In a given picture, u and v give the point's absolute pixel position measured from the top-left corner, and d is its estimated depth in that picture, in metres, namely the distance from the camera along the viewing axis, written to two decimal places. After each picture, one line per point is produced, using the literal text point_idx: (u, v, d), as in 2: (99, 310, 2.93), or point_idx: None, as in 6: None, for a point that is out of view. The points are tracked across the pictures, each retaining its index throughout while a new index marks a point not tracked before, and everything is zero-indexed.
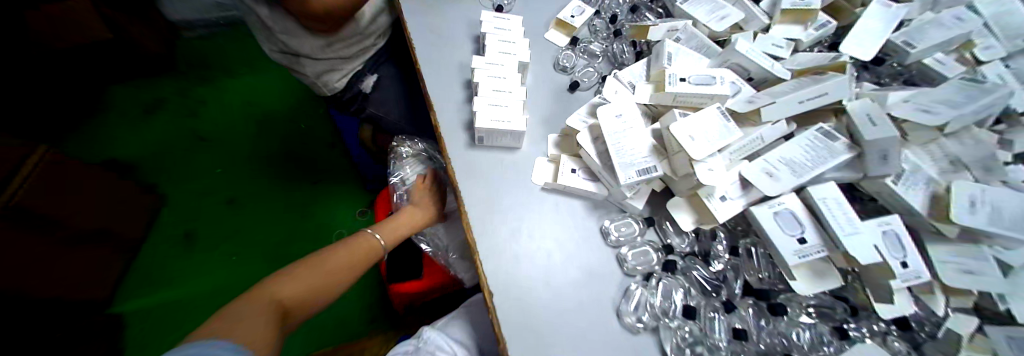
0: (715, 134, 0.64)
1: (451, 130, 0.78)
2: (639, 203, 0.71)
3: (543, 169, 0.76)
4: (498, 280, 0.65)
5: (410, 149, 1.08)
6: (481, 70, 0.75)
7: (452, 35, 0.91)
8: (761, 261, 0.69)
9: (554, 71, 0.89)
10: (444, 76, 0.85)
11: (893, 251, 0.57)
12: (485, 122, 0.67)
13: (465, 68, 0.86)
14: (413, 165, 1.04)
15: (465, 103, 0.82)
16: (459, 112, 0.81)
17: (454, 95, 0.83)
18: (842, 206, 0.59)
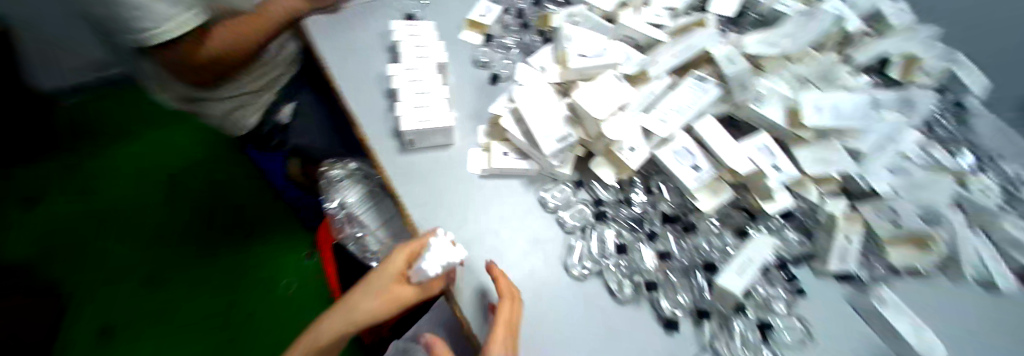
0: (612, 95, 0.74)
1: (379, 139, 0.83)
2: (569, 169, 0.81)
3: (477, 159, 0.83)
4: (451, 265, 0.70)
5: (343, 170, 1.05)
6: (399, 77, 0.80)
7: (369, 51, 0.97)
8: (671, 193, 0.83)
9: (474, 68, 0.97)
10: (364, 88, 0.90)
11: (769, 160, 0.70)
12: (410, 124, 0.71)
13: (384, 78, 0.92)
14: (351, 187, 1.01)
15: (389, 110, 0.88)
16: (384, 120, 0.86)
17: (377, 104, 0.88)
18: (720, 134, 0.73)
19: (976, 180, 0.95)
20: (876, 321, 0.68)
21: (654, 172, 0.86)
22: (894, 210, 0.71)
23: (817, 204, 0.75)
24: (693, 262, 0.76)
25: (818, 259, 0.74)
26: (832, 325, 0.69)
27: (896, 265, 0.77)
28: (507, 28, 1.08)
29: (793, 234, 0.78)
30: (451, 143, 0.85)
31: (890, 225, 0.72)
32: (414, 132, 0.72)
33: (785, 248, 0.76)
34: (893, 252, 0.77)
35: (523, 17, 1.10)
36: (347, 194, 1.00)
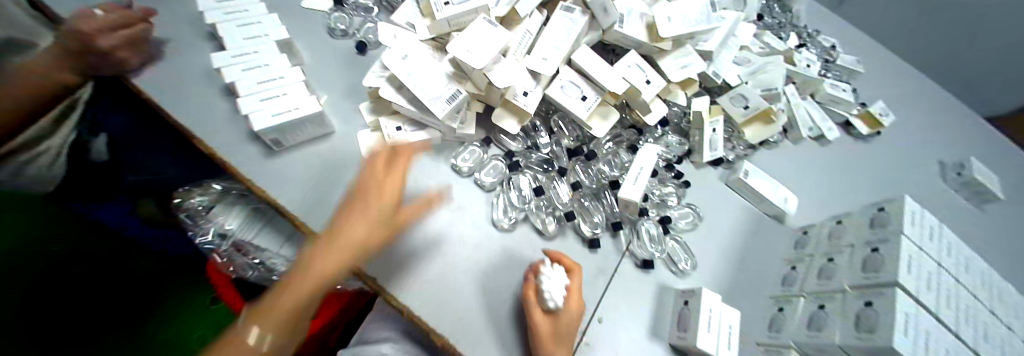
0: (489, 42, 0.71)
1: (235, 148, 0.74)
2: (472, 128, 0.80)
3: (367, 140, 0.77)
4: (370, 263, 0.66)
5: (204, 194, 0.93)
6: (231, 67, 0.73)
7: (192, 50, 0.84)
8: (570, 128, 0.92)
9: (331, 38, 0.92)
10: (195, 94, 0.78)
11: (637, 76, 0.81)
12: (260, 123, 0.65)
13: (216, 74, 0.82)
14: (225, 209, 0.90)
15: (235, 113, 0.78)
16: (235, 126, 0.76)
17: (217, 109, 0.77)
18: (596, 61, 0.79)
19: (800, 56, 1.15)
20: (743, 188, 0.96)
21: (553, 113, 0.92)
22: (741, 94, 0.98)
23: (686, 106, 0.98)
24: (600, 183, 0.88)
25: (696, 153, 0.98)
26: (710, 204, 0.94)
27: (751, 143, 1.02)
28: None
29: (673, 137, 1.02)
30: (332, 132, 0.79)
31: (742, 109, 0.98)
32: (268, 131, 0.66)
33: (667, 151, 0.99)
34: (749, 129, 1.02)
35: None
36: (222, 219, 0.90)
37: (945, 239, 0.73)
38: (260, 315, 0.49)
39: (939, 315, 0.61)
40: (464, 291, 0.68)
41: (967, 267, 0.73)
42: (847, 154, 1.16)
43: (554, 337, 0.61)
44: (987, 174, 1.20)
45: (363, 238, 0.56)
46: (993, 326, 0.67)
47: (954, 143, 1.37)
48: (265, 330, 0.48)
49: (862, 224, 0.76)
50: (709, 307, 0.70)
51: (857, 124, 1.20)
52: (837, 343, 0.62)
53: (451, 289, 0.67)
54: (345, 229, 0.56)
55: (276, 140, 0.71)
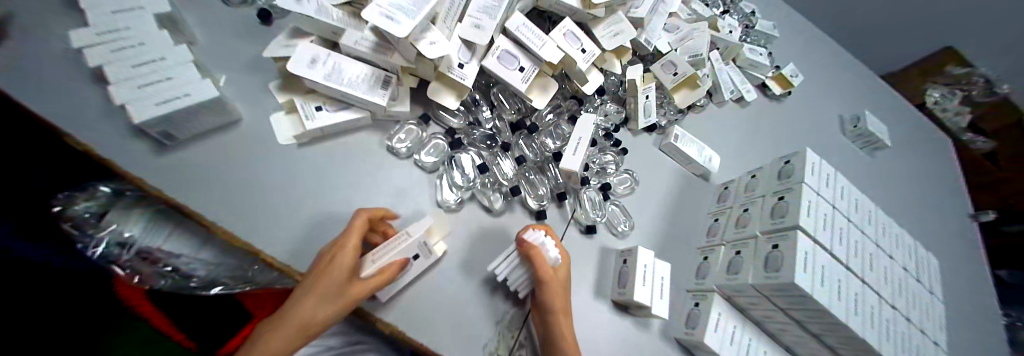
0: (416, 7, 0.65)
1: (113, 146, 0.64)
2: (405, 105, 0.76)
3: (282, 126, 0.73)
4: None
5: (87, 200, 0.68)
6: (94, 49, 0.64)
7: (42, 31, 0.70)
8: (509, 100, 0.90)
9: (228, 6, 0.84)
10: (50, 84, 0.66)
11: (573, 44, 0.80)
12: (140, 113, 0.59)
13: (77, 57, 0.69)
14: (120, 217, 0.69)
15: (108, 104, 0.67)
16: (111, 119, 0.66)
17: (83, 101, 0.66)
18: (531, 30, 0.77)
19: (722, 22, 1.22)
20: (673, 152, 1.03)
21: (491, 87, 0.90)
22: (671, 60, 1.04)
23: (623, 75, 1.02)
24: (544, 156, 0.89)
25: (631, 121, 1.03)
26: (645, 169, 1.00)
27: (679, 107, 1.09)
28: None
29: (611, 105, 1.05)
30: (238, 119, 0.72)
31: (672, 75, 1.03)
32: (151, 122, 0.60)
33: (606, 120, 1.02)
34: (678, 95, 1.08)
35: None
36: (119, 227, 0.68)
37: (840, 183, 0.81)
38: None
39: (832, 250, 0.70)
40: (432, 292, 0.67)
41: (859, 208, 0.81)
42: (763, 114, 1.28)
43: (560, 288, 0.65)
44: (874, 125, 1.39)
45: (327, 315, 0.51)
46: (878, 259, 0.76)
47: (851, 99, 1.57)
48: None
49: (772, 177, 0.85)
50: (645, 262, 0.77)
51: (772, 85, 1.32)
52: (751, 283, 0.70)
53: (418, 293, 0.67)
54: (321, 285, 0.51)
55: (166, 132, 0.64)
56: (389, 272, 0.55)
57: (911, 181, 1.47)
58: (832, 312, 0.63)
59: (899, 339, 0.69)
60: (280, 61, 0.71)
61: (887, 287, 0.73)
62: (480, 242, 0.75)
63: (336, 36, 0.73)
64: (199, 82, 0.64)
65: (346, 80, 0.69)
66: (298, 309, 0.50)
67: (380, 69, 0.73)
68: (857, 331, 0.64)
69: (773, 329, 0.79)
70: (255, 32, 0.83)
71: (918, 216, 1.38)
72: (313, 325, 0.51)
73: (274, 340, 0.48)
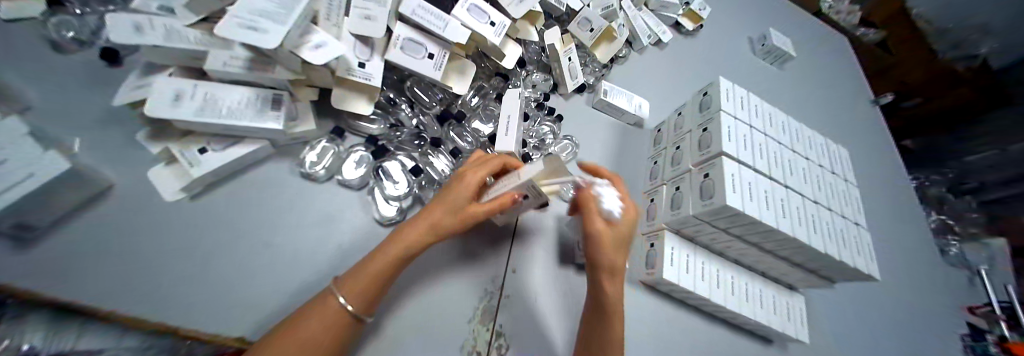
0: (286, 7, 0.57)
1: None
2: (308, 123, 0.69)
3: (164, 180, 0.64)
4: (410, 286, 0.67)
5: None
6: None
7: None
8: (427, 90, 0.83)
9: (63, 54, 0.71)
10: None
11: (480, 19, 0.75)
12: None
13: None
14: None
15: None
16: None
17: None
18: (430, 11, 0.71)
19: None
20: (607, 107, 1.04)
21: (405, 82, 0.81)
22: (586, 16, 1.02)
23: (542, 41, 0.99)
24: (480, 141, 0.85)
25: (560, 86, 1.02)
26: (583, 131, 1.01)
27: (602, 63, 1.09)
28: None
29: (537, 75, 1.02)
30: (108, 186, 0.62)
31: (589, 32, 1.02)
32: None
33: (534, 89, 1.00)
34: (599, 51, 1.08)
35: None
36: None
37: (754, 103, 0.86)
38: (351, 281, 0.51)
39: (755, 166, 0.74)
40: (441, 308, 0.67)
41: (774, 122, 0.87)
42: (681, 53, 1.33)
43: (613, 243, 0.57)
44: (779, 40, 1.50)
45: (451, 227, 0.55)
46: (798, 165, 0.82)
47: (756, 21, 1.67)
48: (353, 297, 0.50)
49: (695, 110, 0.89)
50: None
51: (684, 23, 1.37)
52: (691, 214, 0.74)
53: (419, 316, 0.65)
54: (445, 204, 0.56)
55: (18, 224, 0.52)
56: (501, 201, 0.54)
57: (818, 85, 1.62)
58: (763, 221, 0.67)
59: (827, 230, 0.75)
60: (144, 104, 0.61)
61: (808, 187, 0.80)
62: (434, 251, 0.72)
63: (199, 61, 0.63)
64: (43, 157, 0.51)
65: (226, 110, 0.60)
66: (425, 216, 0.55)
67: (266, 89, 0.64)
68: (788, 233, 0.69)
69: (721, 249, 0.84)
70: (106, 82, 0.71)
71: (827, 114, 1.54)
72: (428, 239, 0.55)
73: (412, 235, 0.54)
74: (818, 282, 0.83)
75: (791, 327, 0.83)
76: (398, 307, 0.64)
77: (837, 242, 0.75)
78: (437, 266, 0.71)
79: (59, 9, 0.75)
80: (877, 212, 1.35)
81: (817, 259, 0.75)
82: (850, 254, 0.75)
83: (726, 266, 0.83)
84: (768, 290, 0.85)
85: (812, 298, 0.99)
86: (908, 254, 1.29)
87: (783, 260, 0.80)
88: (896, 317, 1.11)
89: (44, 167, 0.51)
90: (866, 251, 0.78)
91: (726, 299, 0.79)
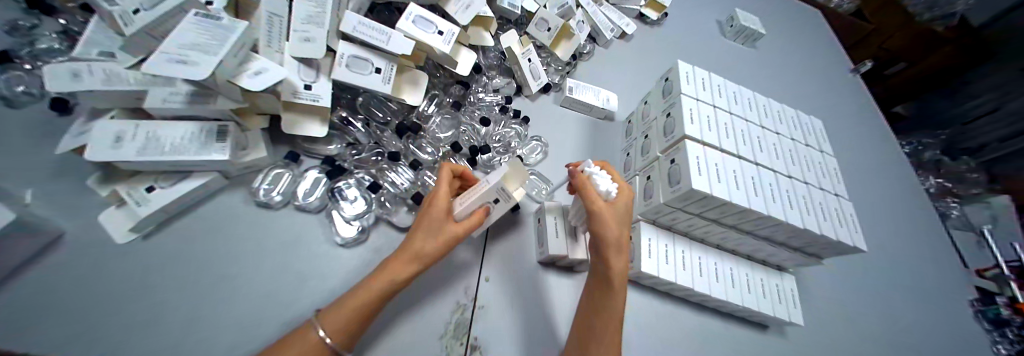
0: (220, 38, 0.57)
1: None
2: (260, 151, 0.68)
3: (116, 223, 0.62)
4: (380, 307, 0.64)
5: None
6: None
7: None
8: (382, 106, 0.82)
9: (13, 108, 0.68)
10: None
11: (428, 28, 0.75)
12: None
13: None
14: None
15: None
16: None
17: None
18: (373, 26, 0.71)
19: None
20: (574, 104, 1.03)
21: (359, 99, 0.80)
22: (542, 17, 1.02)
23: (500, 46, 1.00)
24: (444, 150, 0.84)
25: (524, 88, 1.01)
26: (551, 129, 0.99)
27: (565, 61, 1.07)
28: (36, 32, 0.78)
29: (499, 79, 1.01)
30: (59, 235, 0.59)
31: (547, 32, 1.02)
32: None
33: (497, 93, 0.98)
34: (559, 51, 1.06)
35: (41, 18, 0.80)
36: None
37: (716, 83, 0.85)
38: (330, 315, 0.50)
39: (721, 146, 0.73)
40: (410, 322, 0.65)
41: (738, 99, 0.85)
42: (647, 43, 1.33)
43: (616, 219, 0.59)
44: (747, 20, 1.49)
45: (433, 249, 0.54)
46: (767, 140, 0.80)
47: (723, 3, 1.67)
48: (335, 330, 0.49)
49: (659, 97, 0.87)
50: None
51: (648, 13, 1.37)
52: (662, 202, 0.72)
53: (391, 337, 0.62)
54: (424, 226, 0.55)
55: None
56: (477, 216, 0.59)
57: (793, 60, 1.61)
58: (733, 201, 0.65)
59: (804, 204, 0.72)
60: (86, 148, 0.61)
61: (780, 162, 0.78)
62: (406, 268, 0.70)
63: (143, 101, 0.62)
64: None
65: (169, 146, 0.59)
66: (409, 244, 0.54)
67: (211, 121, 0.64)
68: (761, 211, 0.66)
69: (702, 236, 0.81)
70: (56, 127, 0.69)
71: (806, 88, 1.52)
72: (410, 269, 0.53)
73: (393, 265, 0.53)
74: (805, 261, 0.80)
75: (781, 310, 0.80)
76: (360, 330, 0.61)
77: (816, 215, 0.72)
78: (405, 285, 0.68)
79: (11, 64, 0.71)
80: (866, 181, 1.32)
81: (799, 236, 0.72)
82: (830, 227, 0.72)
83: (709, 252, 0.81)
84: (755, 273, 0.82)
85: (803, 276, 0.96)
86: (904, 221, 1.26)
87: (764, 240, 0.77)
88: (897, 288, 1.07)
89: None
90: (848, 221, 0.76)
91: (711, 288, 0.76)
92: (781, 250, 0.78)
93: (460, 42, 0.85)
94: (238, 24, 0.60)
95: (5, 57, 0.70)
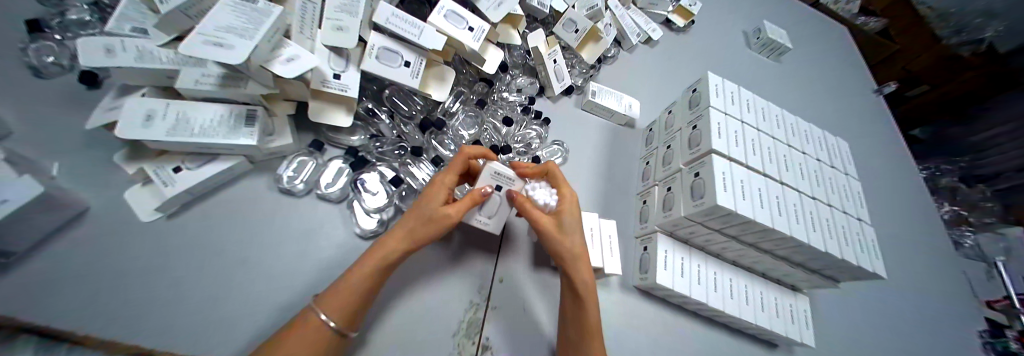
0: (255, 23, 0.56)
1: None
2: (285, 137, 0.69)
3: (142, 200, 0.62)
4: (394, 299, 0.64)
5: None
6: None
7: None
8: (407, 100, 0.82)
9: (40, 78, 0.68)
10: None
11: (458, 25, 0.75)
12: None
13: None
14: None
15: None
16: None
17: None
18: (404, 19, 0.70)
19: None
20: (595, 109, 1.02)
21: (384, 92, 0.80)
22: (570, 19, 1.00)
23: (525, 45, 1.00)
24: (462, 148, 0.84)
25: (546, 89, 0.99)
26: (571, 134, 0.98)
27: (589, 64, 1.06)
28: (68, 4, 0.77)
29: (522, 79, 1.00)
30: (86, 208, 0.59)
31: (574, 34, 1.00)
32: None
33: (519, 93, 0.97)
34: (584, 54, 1.05)
35: None
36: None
37: (746, 98, 0.83)
38: (332, 296, 0.50)
39: (748, 163, 0.71)
40: (421, 317, 0.64)
41: (766, 116, 0.83)
42: (673, 51, 1.31)
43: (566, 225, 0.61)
44: (775, 33, 1.46)
45: (427, 233, 0.55)
46: (794, 159, 0.79)
47: (750, 13, 1.65)
48: (336, 311, 0.49)
49: (684, 107, 0.86)
50: (610, 233, 0.79)
51: (675, 19, 1.35)
52: (682, 215, 0.71)
53: (402, 331, 0.62)
54: (422, 210, 0.56)
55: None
56: (471, 198, 0.57)
57: (818, 76, 1.59)
58: (758, 221, 0.64)
59: (826, 227, 0.72)
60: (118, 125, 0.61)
61: (805, 182, 0.76)
62: (422, 266, 0.69)
63: (173, 81, 0.62)
64: (17, 182, 0.48)
65: (198, 128, 0.59)
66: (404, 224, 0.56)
67: (240, 105, 0.63)
68: (785, 232, 0.65)
69: (719, 251, 0.81)
70: (85, 100, 0.69)
71: (828, 106, 1.50)
72: (405, 247, 0.54)
73: (388, 243, 0.54)
74: (822, 284, 0.79)
75: (794, 330, 0.80)
76: (375, 321, 0.61)
77: (838, 239, 0.71)
78: (420, 281, 0.67)
79: (42, 35, 0.72)
80: (883, 205, 1.30)
81: (819, 258, 0.71)
82: (853, 253, 0.71)
83: (725, 268, 0.80)
84: (769, 292, 0.82)
85: (816, 298, 0.95)
86: (919, 248, 1.24)
87: (781, 260, 0.77)
88: (906, 315, 1.07)
89: (24, 188, 0.48)
90: (869, 247, 0.74)
91: (724, 303, 0.76)
92: (797, 270, 0.77)
93: (489, 40, 0.84)
94: (272, 9, 0.59)
95: (36, 28, 0.70)
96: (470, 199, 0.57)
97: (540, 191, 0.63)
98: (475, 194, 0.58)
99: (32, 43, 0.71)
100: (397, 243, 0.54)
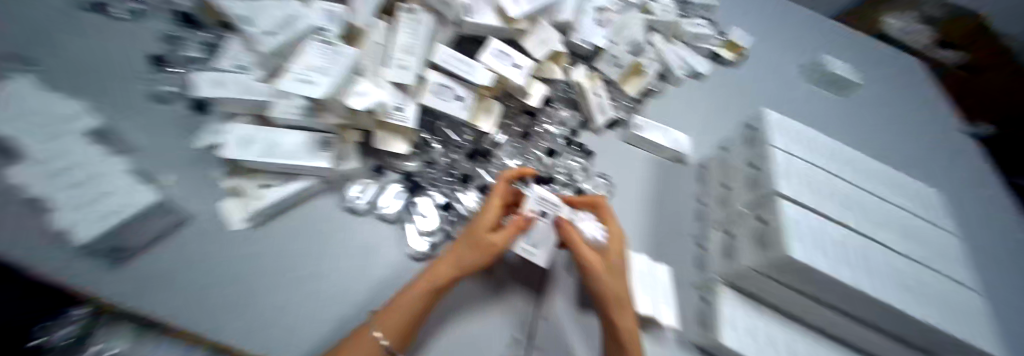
0: (334, 64, 0.67)
1: None
2: (354, 162, 0.74)
3: (230, 211, 0.67)
4: (439, 328, 0.64)
5: None
6: None
7: None
8: (461, 131, 0.85)
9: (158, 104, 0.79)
10: None
11: (509, 61, 0.79)
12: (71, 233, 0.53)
13: None
14: None
15: None
16: None
17: None
18: (460, 59, 0.76)
19: (654, 4, 1.20)
20: (642, 143, 1.01)
21: (438, 122, 0.85)
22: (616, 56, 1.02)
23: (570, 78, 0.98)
24: None
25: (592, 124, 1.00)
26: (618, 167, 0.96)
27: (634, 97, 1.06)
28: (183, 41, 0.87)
29: (569, 112, 1.00)
30: None
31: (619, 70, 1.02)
32: (89, 241, 0.54)
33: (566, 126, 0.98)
34: (629, 89, 1.05)
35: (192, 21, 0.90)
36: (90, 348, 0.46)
37: (809, 137, 0.79)
38: (386, 315, 0.51)
39: (822, 208, 0.65)
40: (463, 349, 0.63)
41: (835, 157, 0.78)
42: (725, 86, 1.27)
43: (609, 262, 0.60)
44: (837, 66, 1.39)
45: (474, 258, 0.56)
46: (874, 206, 0.72)
47: (807, 47, 1.58)
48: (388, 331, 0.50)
49: (741, 145, 0.83)
50: (662, 277, 0.75)
51: (724, 54, 1.33)
52: (748, 265, 0.65)
53: None
54: (471, 234, 0.58)
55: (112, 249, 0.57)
56: (516, 224, 0.60)
57: (889, 113, 1.46)
58: (840, 279, 0.57)
59: (922, 289, 0.62)
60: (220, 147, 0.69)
61: (892, 234, 0.68)
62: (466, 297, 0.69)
63: (263, 110, 0.70)
64: None
65: (284, 150, 0.66)
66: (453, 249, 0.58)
67: (318, 132, 0.71)
68: (873, 293, 0.57)
69: (800, 317, 0.69)
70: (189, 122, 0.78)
71: (907, 146, 1.35)
72: (453, 270, 0.56)
73: (438, 266, 0.56)
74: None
75: None
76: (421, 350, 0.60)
77: (937, 306, 0.62)
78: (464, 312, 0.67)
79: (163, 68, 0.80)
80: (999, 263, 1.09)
81: (915, 328, 0.61)
82: (957, 324, 0.61)
83: (817, 349, 0.66)
84: None
85: None
86: None
87: (869, 327, 0.67)
88: None
89: None
90: (976, 319, 0.64)
91: None
92: (887, 340, 0.67)
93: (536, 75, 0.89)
94: (346, 52, 0.70)
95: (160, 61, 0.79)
96: (515, 226, 0.60)
97: (586, 223, 0.67)
98: (518, 222, 0.61)
99: (157, 73, 0.79)
100: (445, 266, 0.56)
